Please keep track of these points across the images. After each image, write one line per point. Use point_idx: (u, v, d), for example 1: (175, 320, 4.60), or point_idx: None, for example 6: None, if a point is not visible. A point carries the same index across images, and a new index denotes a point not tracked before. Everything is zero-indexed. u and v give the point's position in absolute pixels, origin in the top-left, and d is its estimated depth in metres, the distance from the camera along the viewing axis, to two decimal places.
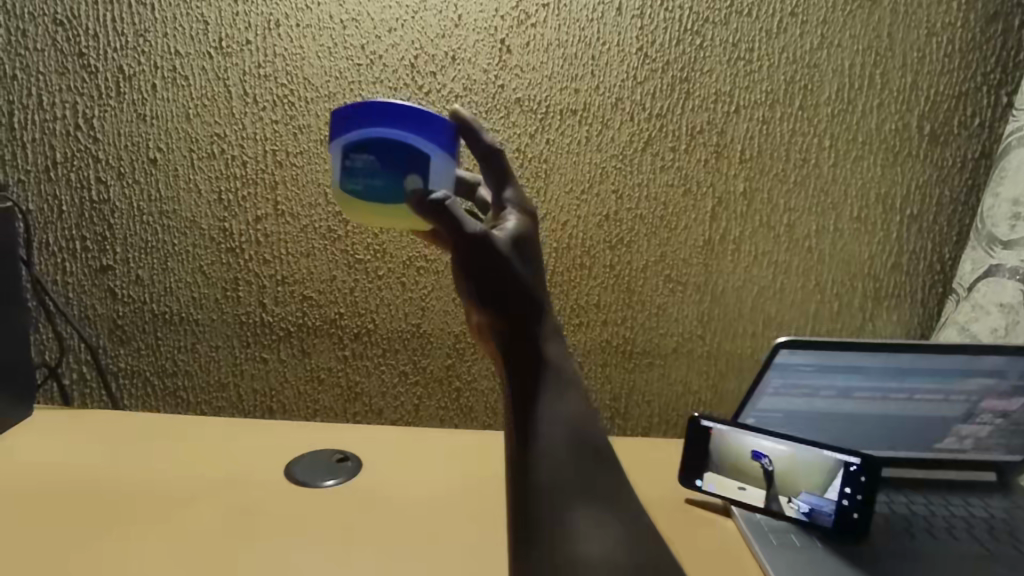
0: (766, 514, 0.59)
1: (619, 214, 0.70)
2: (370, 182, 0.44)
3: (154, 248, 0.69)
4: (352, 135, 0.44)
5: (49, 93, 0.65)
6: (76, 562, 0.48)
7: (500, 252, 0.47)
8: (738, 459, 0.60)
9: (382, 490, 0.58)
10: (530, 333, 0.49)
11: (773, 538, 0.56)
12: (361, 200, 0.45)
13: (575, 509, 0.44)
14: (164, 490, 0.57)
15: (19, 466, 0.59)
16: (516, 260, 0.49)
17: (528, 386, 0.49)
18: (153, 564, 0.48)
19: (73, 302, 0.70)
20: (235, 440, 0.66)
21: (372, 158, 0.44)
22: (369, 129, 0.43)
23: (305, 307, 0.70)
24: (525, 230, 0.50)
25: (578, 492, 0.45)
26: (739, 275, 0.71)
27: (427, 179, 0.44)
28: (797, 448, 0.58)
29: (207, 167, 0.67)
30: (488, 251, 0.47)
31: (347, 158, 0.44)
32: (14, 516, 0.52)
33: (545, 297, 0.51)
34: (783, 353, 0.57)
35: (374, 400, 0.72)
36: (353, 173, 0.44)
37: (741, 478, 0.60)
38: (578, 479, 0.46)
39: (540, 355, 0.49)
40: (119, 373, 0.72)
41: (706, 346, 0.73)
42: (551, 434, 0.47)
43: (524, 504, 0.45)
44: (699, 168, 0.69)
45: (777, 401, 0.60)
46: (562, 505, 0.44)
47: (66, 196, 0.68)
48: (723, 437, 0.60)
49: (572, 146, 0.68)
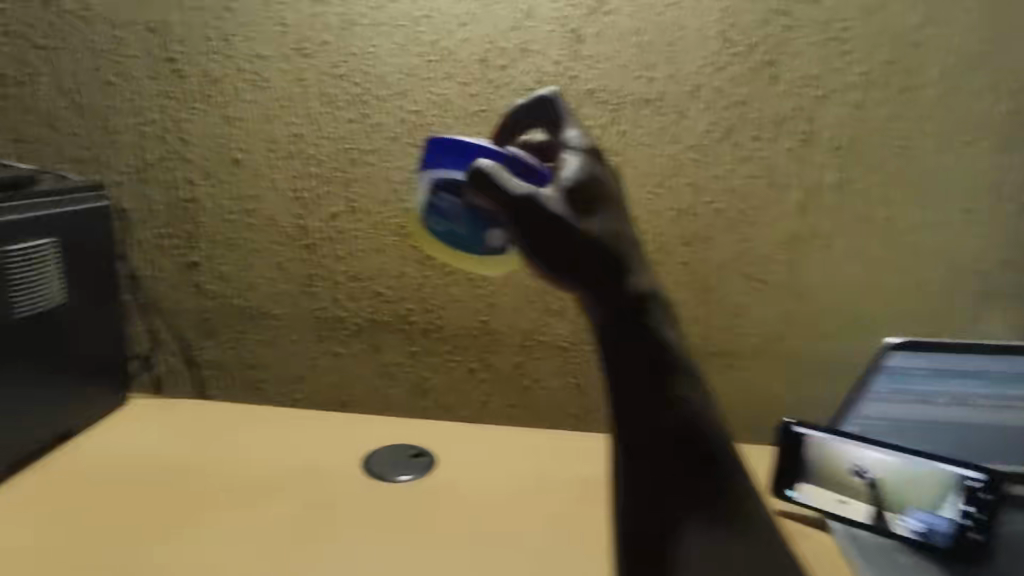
0: (867, 530, 0.55)
1: (695, 208, 0.67)
2: (450, 226, 0.44)
3: (237, 245, 0.71)
4: (439, 173, 0.43)
5: (144, 98, 0.69)
6: (173, 536, 0.50)
7: (559, 211, 0.37)
8: (838, 471, 0.56)
9: (457, 485, 0.59)
10: (622, 300, 0.38)
11: (878, 556, 0.53)
12: (445, 242, 0.45)
13: (691, 522, 0.39)
14: (246, 475, 0.59)
15: (110, 451, 0.61)
16: (583, 217, 0.38)
17: (628, 370, 0.38)
18: (234, 549, 0.49)
19: (162, 298, 0.73)
20: (305, 434, 0.66)
21: (456, 203, 0.43)
22: (449, 170, 0.43)
23: (377, 302, 0.71)
24: (594, 176, 0.40)
25: (697, 496, 0.39)
26: (827, 274, 0.67)
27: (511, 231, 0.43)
28: (906, 460, 0.53)
29: (286, 166, 0.69)
30: (544, 215, 0.37)
31: (432, 195, 0.44)
32: (116, 491, 0.55)
33: (631, 247, 0.39)
34: (896, 357, 0.55)
35: (443, 396, 0.72)
36: (434, 214, 0.44)
37: (842, 491, 0.56)
38: (693, 483, 0.39)
39: (637, 329, 0.38)
40: (203, 366, 0.74)
41: (789, 348, 0.69)
42: (660, 430, 0.38)
43: (632, 515, 0.39)
44: (784, 158, 0.65)
45: (882, 409, 0.58)
46: (676, 519, 0.38)
47: (156, 195, 0.71)
48: (821, 445, 0.56)
49: (646, 138, 0.66)
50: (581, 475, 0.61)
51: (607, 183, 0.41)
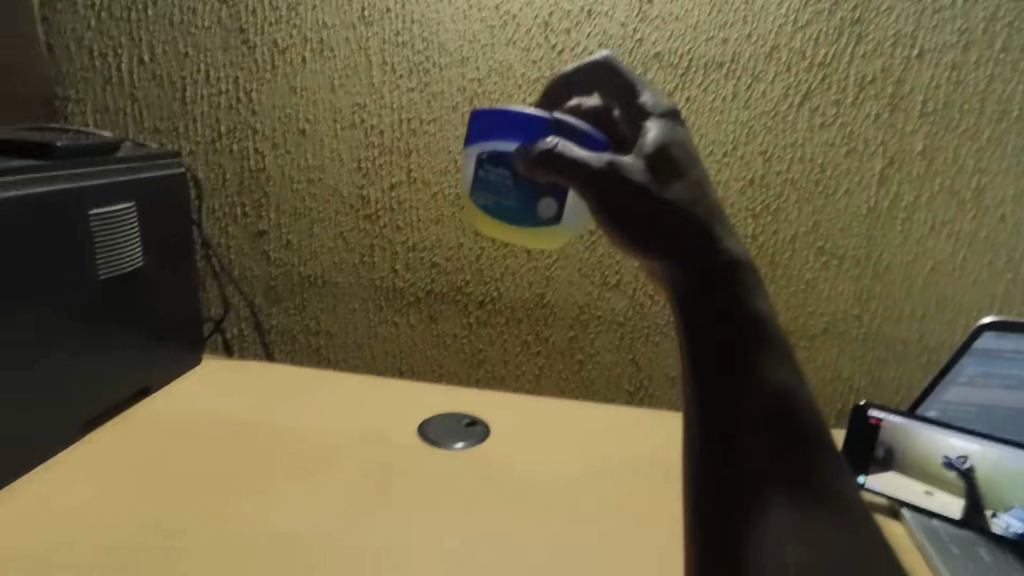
0: (946, 521, 0.53)
1: (766, 178, 0.64)
2: (500, 200, 0.41)
3: (302, 214, 0.73)
4: (487, 144, 0.41)
5: (215, 69, 0.71)
6: (244, 495, 0.51)
7: (638, 176, 0.35)
8: (923, 461, 0.54)
9: (510, 461, 0.58)
10: (704, 268, 0.35)
11: (955, 548, 0.50)
12: (494, 216, 0.42)
13: (777, 509, 0.33)
14: (310, 428, 0.61)
15: (188, 402, 0.64)
16: (664, 182, 0.36)
17: (710, 344, 0.35)
18: (303, 494, 0.51)
19: (234, 264, 0.76)
20: (366, 395, 0.67)
21: (506, 175, 0.41)
22: (499, 141, 0.41)
23: (434, 273, 0.72)
24: (673, 147, 0.38)
25: (784, 477, 0.33)
26: (909, 248, 0.64)
27: (564, 201, 0.41)
28: (1001, 452, 0.51)
29: (349, 137, 0.70)
30: (621, 181, 0.35)
31: (480, 168, 0.42)
32: (189, 446, 0.57)
33: (716, 219, 0.37)
34: (986, 336, 0.54)
35: (497, 367, 0.73)
36: (482, 186, 0.42)
37: (927, 483, 0.54)
38: (780, 466, 0.33)
39: (718, 297, 0.35)
40: (271, 330, 0.78)
41: (861, 328, 0.66)
42: (744, 410, 0.34)
43: (709, 500, 0.34)
44: (868, 124, 0.62)
45: (971, 393, 0.56)
46: (760, 505, 0.33)
47: (228, 165, 0.73)
48: (902, 432, 0.55)
49: (716, 103, 0.63)
50: (640, 453, 0.60)
51: (686, 153, 0.38)
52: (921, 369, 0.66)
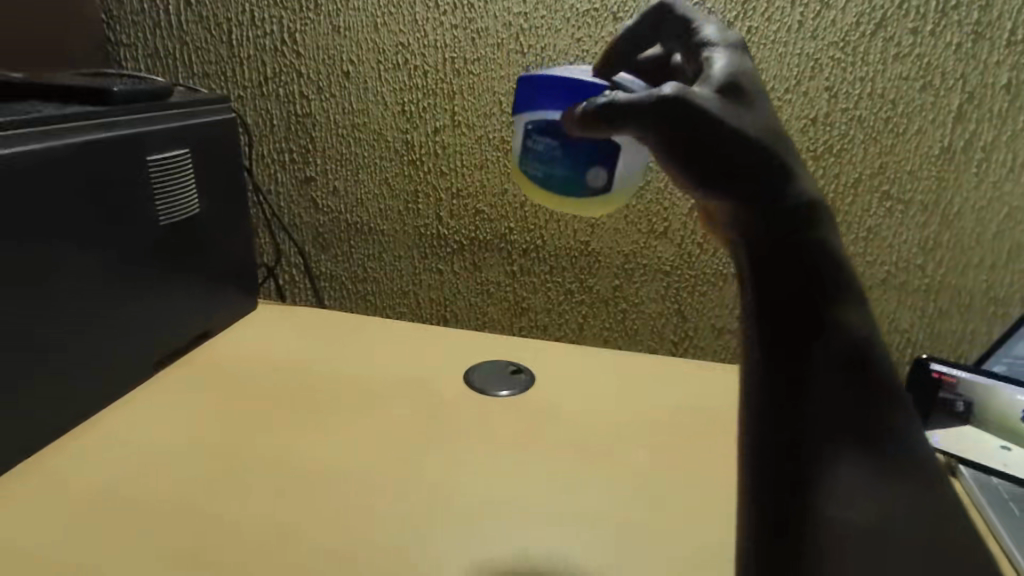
0: (1006, 480, 0.51)
1: (830, 116, 0.60)
2: (549, 169, 0.39)
3: (348, 159, 0.73)
4: (536, 113, 0.39)
5: (259, 9, 0.70)
6: (298, 433, 0.54)
7: (709, 106, 0.27)
8: (995, 415, 0.54)
9: (555, 408, 0.58)
10: (770, 187, 0.27)
11: (1015, 507, 0.48)
12: (544, 188, 0.39)
13: (845, 480, 0.25)
14: (360, 372, 0.63)
15: (247, 345, 0.67)
16: (733, 111, 0.28)
17: (775, 273, 0.27)
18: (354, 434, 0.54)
19: (285, 210, 0.78)
20: (413, 340, 0.69)
21: (554, 143, 0.38)
22: (547, 109, 0.38)
23: (477, 220, 0.72)
24: (742, 79, 0.30)
25: (860, 435, 0.26)
26: (983, 194, 0.59)
27: (616, 169, 0.38)
28: None
29: (392, 78, 0.69)
30: (687, 113, 0.27)
31: (529, 138, 0.39)
32: (248, 387, 0.60)
33: (787, 147, 0.28)
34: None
35: (540, 316, 0.74)
36: (531, 157, 0.39)
37: (1001, 437, 0.53)
38: (857, 420, 0.26)
39: (783, 236, 0.27)
40: (320, 276, 0.80)
41: (923, 280, 0.63)
42: (815, 352, 0.26)
43: (763, 461, 0.27)
44: (948, 55, 0.56)
45: None
46: (827, 466, 0.26)
47: (276, 109, 0.74)
48: (968, 385, 0.55)
49: (779, 34, 0.59)
50: (685, 403, 0.60)
51: (756, 87, 0.30)
52: (986, 322, 0.63)
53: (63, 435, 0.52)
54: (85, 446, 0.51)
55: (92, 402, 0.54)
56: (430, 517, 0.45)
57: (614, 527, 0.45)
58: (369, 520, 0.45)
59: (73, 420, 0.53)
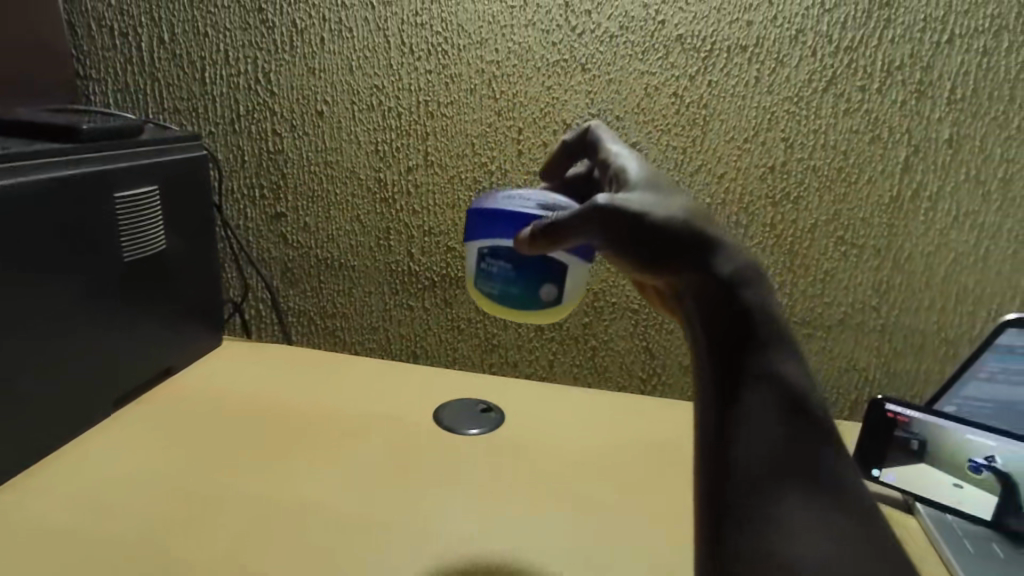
0: (960, 517, 0.53)
1: (787, 165, 0.63)
2: (503, 289, 0.42)
3: (319, 196, 0.73)
4: (487, 240, 0.42)
5: (233, 49, 0.71)
6: (265, 469, 0.52)
7: (637, 204, 0.35)
8: (947, 454, 0.54)
9: (528, 445, 0.58)
10: (706, 260, 0.33)
11: (969, 546, 0.50)
12: (501, 303, 0.43)
13: (778, 492, 0.29)
14: (327, 407, 0.62)
15: (210, 381, 0.65)
16: (663, 202, 0.35)
17: (721, 337, 0.33)
18: (323, 468, 0.53)
19: (253, 245, 0.77)
20: (383, 377, 0.68)
21: (507, 267, 0.42)
22: (499, 236, 0.41)
23: (449, 257, 0.72)
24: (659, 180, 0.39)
25: (792, 479, 0.29)
26: (930, 240, 0.63)
27: (564, 285, 0.42)
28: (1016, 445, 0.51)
29: (366, 118, 0.70)
30: (620, 216, 0.34)
31: (482, 260, 0.43)
32: (211, 423, 0.58)
33: (714, 225, 0.35)
34: (1010, 333, 0.53)
35: (510, 353, 0.74)
36: (486, 277, 0.43)
37: (953, 476, 0.53)
38: (789, 461, 0.30)
39: (720, 292, 0.33)
40: (289, 311, 0.79)
41: (879, 320, 0.66)
42: (752, 400, 0.31)
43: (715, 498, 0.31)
44: (894, 111, 0.60)
45: (988, 389, 0.56)
46: (760, 502, 0.29)
47: (247, 146, 0.74)
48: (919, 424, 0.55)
49: (738, 88, 0.62)
50: (655, 440, 0.61)
51: (670, 185, 0.39)
52: (938, 360, 0.66)
53: (17, 474, 0.49)
54: (37, 486, 0.49)
55: (46, 441, 0.52)
56: (400, 556, 0.44)
57: (588, 563, 0.45)
58: (335, 560, 0.43)
59: (24, 459, 0.50)
